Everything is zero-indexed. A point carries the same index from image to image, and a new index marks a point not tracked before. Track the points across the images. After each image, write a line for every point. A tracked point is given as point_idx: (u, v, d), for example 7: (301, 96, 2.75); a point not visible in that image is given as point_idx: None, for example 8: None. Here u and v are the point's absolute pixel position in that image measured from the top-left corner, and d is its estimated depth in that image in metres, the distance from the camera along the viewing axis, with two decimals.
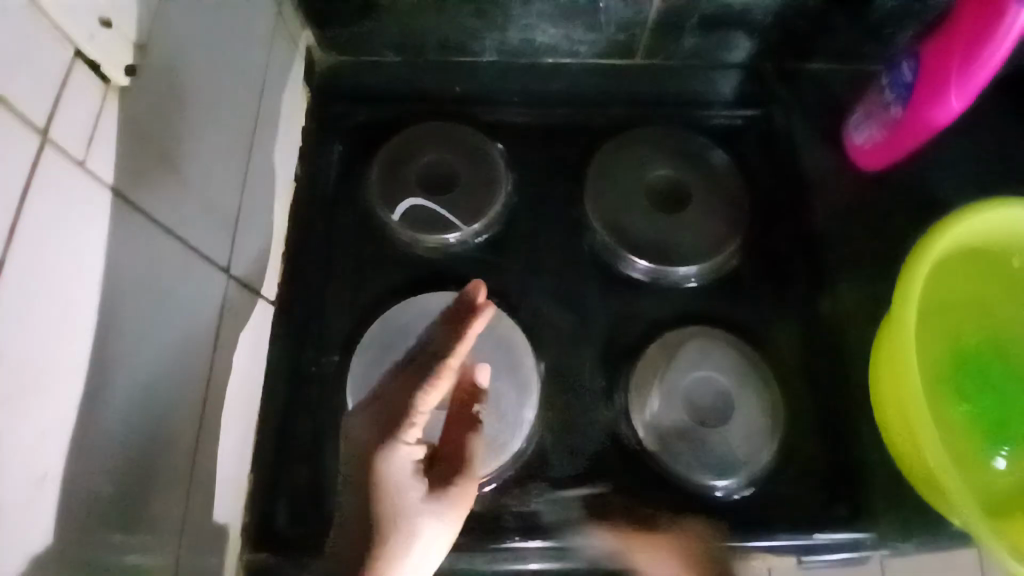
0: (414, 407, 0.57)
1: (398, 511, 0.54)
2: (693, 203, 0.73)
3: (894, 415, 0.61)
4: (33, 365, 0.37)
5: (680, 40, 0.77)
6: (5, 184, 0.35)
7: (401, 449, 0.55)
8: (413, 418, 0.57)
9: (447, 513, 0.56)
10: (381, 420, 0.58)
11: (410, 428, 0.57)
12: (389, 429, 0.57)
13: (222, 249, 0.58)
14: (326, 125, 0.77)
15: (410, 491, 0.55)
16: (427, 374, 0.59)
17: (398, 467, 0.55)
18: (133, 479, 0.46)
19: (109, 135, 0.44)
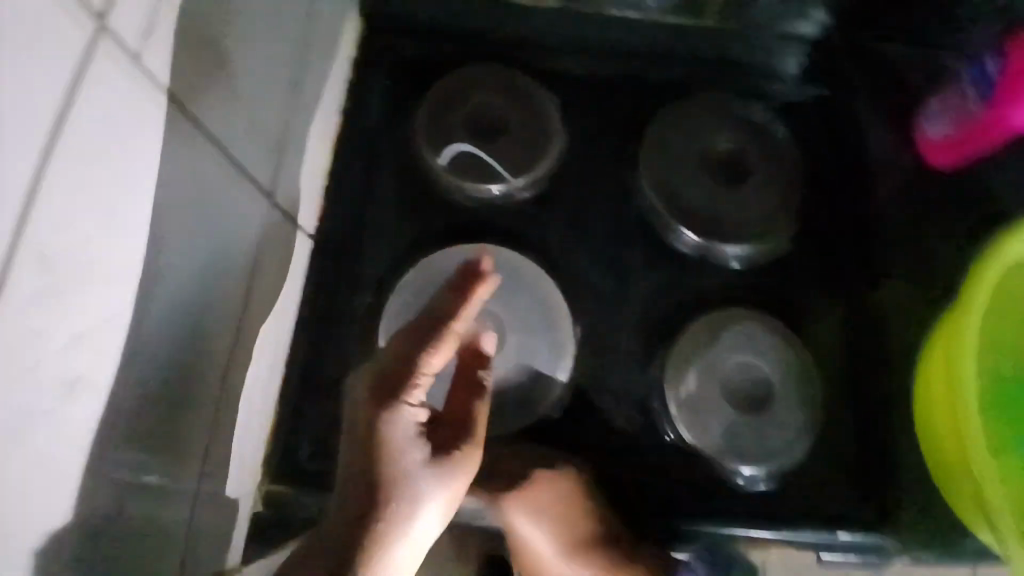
0: (415, 373, 0.47)
1: (401, 486, 0.46)
2: (751, 180, 0.70)
3: (942, 418, 0.59)
4: (71, 277, 0.33)
5: (755, 4, 0.72)
6: (48, 72, 0.31)
7: (407, 415, 0.47)
8: (417, 382, 0.47)
9: (450, 489, 0.49)
10: (378, 379, 0.47)
11: (414, 392, 0.47)
12: (387, 395, 0.46)
13: (265, 173, 0.55)
14: (375, 55, 0.73)
15: (414, 461, 0.47)
16: (432, 336, 0.48)
17: (404, 435, 0.46)
18: (167, 402, 0.44)
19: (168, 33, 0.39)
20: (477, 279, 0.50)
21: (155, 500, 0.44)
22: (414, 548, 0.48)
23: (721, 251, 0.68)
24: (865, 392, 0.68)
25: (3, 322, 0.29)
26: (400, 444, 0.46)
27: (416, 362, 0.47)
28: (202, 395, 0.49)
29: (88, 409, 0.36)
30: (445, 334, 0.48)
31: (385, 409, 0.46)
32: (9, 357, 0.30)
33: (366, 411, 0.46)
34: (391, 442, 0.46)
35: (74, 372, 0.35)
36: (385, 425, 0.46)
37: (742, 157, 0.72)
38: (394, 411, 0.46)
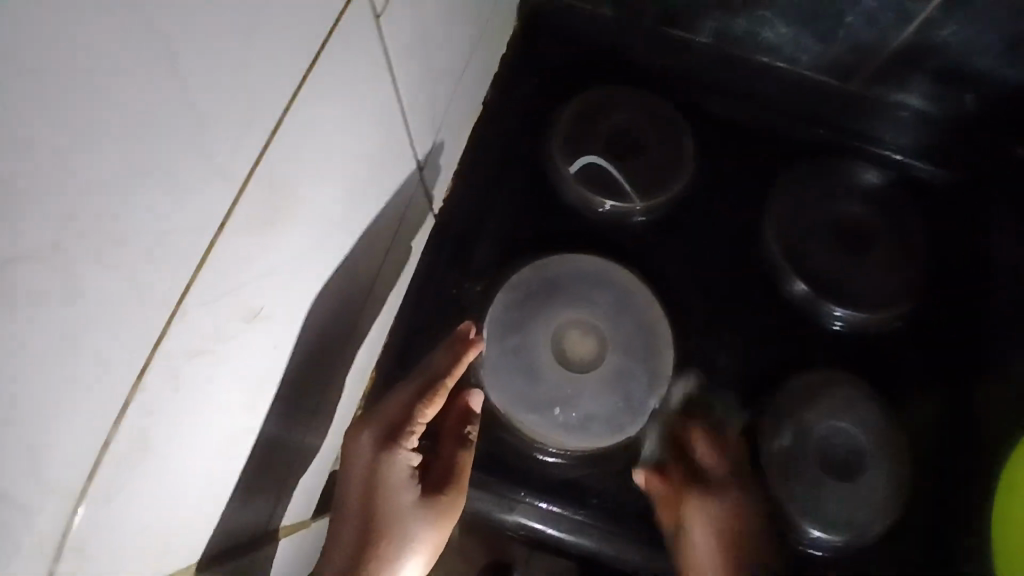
0: (410, 420, 0.51)
1: (386, 525, 0.50)
2: (875, 251, 0.71)
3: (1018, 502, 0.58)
4: (278, 203, 0.35)
5: (912, 80, 0.71)
6: (316, 20, 0.33)
7: (401, 457, 0.51)
8: (414, 428, 0.51)
9: (429, 531, 0.51)
10: (382, 425, 0.52)
11: (410, 437, 0.51)
12: (388, 439, 0.51)
13: (423, 148, 0.56)
14: (526, 60, 0.75)
15: (402, 503, 0.51)
16: (421, 394, 0.52)
17: (396, 478, 0.50)
18: (309, 346, 0.46)
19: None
20: (467, 344, 0.55)
21: (269, 441, 0.44)
22: None
23: (826, 309, 0.68)
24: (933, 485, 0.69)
25: (230, 229, 0.31)
26: (391, 486, 0.50)
27: (412, 407, 0.52)
28: (333, 348, 0.51)
29: (260, 335, 0.38)
30: (436, 389, 0.52)
31: (382, 454, 0.50)
32: (222, 269, 0.31)
33: (367, 455, 0.51)
34: (384, 485, 0.50)
35: (259, 296, 0.36)
36: (381, 467, 0.50)
37: (870, 227, 0.72)
38: (391, 453, 0.50)
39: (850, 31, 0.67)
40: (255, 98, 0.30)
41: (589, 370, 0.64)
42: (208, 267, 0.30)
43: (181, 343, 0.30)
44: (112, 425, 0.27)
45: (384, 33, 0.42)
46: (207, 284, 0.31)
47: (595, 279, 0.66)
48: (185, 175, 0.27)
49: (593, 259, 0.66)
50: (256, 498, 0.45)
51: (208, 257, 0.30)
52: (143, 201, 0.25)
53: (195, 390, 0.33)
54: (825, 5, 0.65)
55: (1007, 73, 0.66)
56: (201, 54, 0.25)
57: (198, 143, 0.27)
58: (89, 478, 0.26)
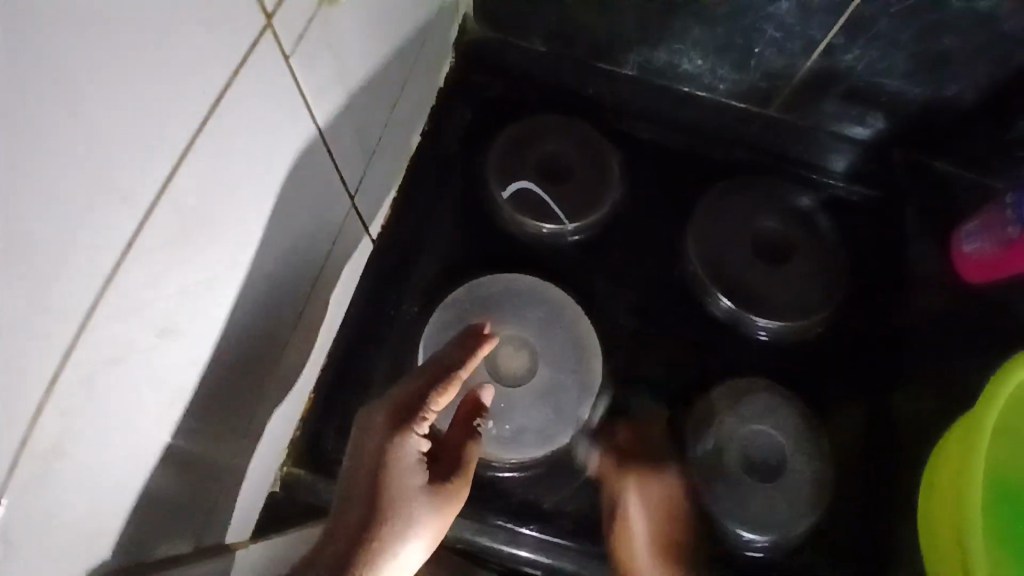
0: (424, 404, 0.52)
1: (392, 510, 0.49)
2: (794, 263, 0.74)
3: (941, 500, 0.61)
4: (189, 231, 0.38)
5: (822, 104, 0.76)
6: (223, 61, 0.36)
7: (414, 441, 0.51)
8: (427, 413, 0.52)
9: (432, 520, 0.51)
10: (394, 411, 0.52)
11: (422, 422, 0.52)
12: (400, 423, 0.51)
13: (354, 177, 0.60)
14: (463, 93, 0.80)
15: (411, 488, 0.50)
16: (436, 381, 0.53)
17: (407, 462, 0.50)
18: (232, 363, 0.48)
19: (316, 37, 0.45)
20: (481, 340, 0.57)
21: (182, 462, 0.45)
22: None
23: (750, 320, 0.72)
24: (861, 489, 0.71)
25: (136, 253, 0.34)
26: (400, 470, 0.50)
27: (426, 393, 0.53)
28: (260, 366, 0.53)
29: (177, 353, 0.40)
30: (451, 376, 0.53)
31: (394, 437, 0.51)
32: (131, 290, 0.34)
33: (379, 438, 0.51)
34: (395, 469, 0.50)
35: (176, 316, 0.39)
36: (394, 450, 0.50)
37: (788, 240, 0.76)
38: (402, 436, 0.50)
39: (761, 59, 0.73)
40: (161, 136, 0.33)
41: (518, 386, 0.67)
42: (113, 292, 0.33)
43: (92, 354, 0.33)
44: (22, 436, 0.29)
45: (299, 71, 0.45)
46: (114, 302, 0.33)
47: (527, 296, 0.69)
48: (86, 206, 0.30)
49: (523, 278, 0.70)
50: (172, 518, 0.46)
51: (114, 277, 0.33)
52: (45, 220, 0.28)
53: (106, 404, 0.35)
54: (737, 36, 0.71)
55: (909, 93, 0.72)
56: (103, 98, 0.29)
57: (100, 177, 0.30)
58: (12, 469, 0.29)
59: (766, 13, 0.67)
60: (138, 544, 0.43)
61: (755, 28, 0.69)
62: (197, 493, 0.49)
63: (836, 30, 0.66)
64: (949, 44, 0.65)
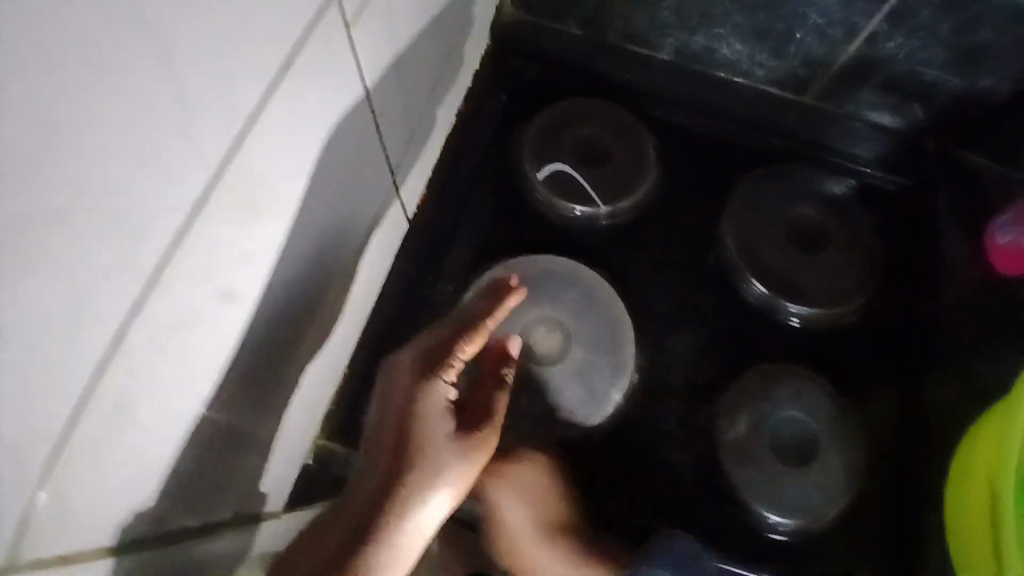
0: (453, 351, 0.51)
1: (421, 453, 0.49)
2: (829, 251, 0.74)
3: (972, 489, 0.61)
4: (253, 197, 0.39)
5: (859, 93, 0.76)
6: (287, 31, 0.36)
7: (441, 388, 0.50)
8: (454, 361, 0.51)
9: (461, 467, 0.51)
10: (423, 357, 0.52)
11: (450, 370, 0.51)
12: (430, 368, 0.51)
13: (397, 152, 0.60)
14: (500, 74, 0.80)
15: (440, 434, 0.50)
16: (465, 329, 0.52)
17: (435, 408, 0.50)
18: (279, 334, 0.49)
19: (375, 11, 0.45)
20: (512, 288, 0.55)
21: (230, 425, 0.46)
22: (426, 527, 0.49)
23: (783, 307, 0.72)
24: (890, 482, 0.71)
25: (208, 209, 0.35)
26: (427, 418, 0.49)
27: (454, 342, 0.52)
28: (304, 337, 0.54)
29: (235, 314, 0.41)
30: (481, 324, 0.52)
31: (422, 383, 0.50)
32: (199, 248, 0.35)
33: (407, 384, 0.50)
34: (421, 417, 0.49)
35: (237, 280, 0.40)
36: (421, 396, 0.50)
37: (822, 228, 0.75)
38: (430, 385, 0.50)
39: (801, 46, 0.72)
40: (234, 101, 0.34)
41: (553, 364, 0.67)
42: (183, 254, 0.34)
43: (161, 313, 0.34)
44: (88, 392, 0.30)
45: (357, 44, 0.45)
46: (186, 257, 0.34)
47: (562, 276, 0.70)
48: (168, 166, 0.31)
49: (557, 260, 0.71)
50: (214, 483, 0.47)
51: (185, 233, 0.34)
52: (135, 177, 0.29)
53: (171, 363, 0.36)
54: (776, 22, 0.70)
55: (950, 84, 0.72)
56: (189, 60, 0.29)
57: (181, 137, 0.31)
58: (69, 431, 0.30)
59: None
60: (189, 504, 0.44)
61: (795, 14, 0.69)
62: (241, 459, 0.50)
63: (879, 18, 0.66)
64: (993, 35, 0.64)
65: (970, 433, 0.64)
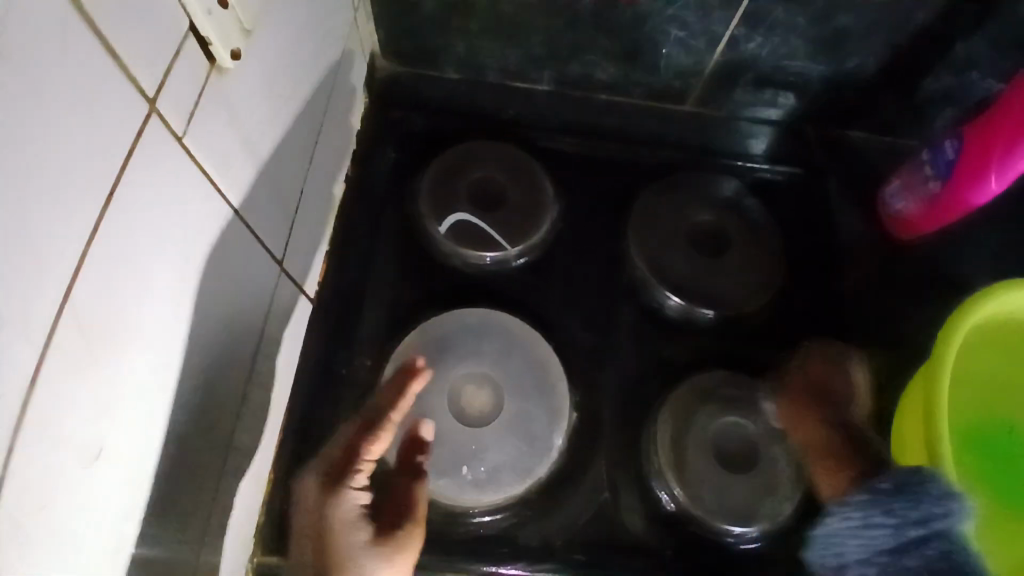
0: (359, 455, 0.53)
1: (342, 562, 0.50)
2: (735, 250, 0.75)
3: (911, 461, 0.62)
4: (102, 342, 0.35)
5: (731, 95, 0.79)
6: (105, 157, 0.33)
7: (351, 494, 0.52)
8: (360, 465, 0.53)
9: (390, 568, 0.52)
10: (328, 466, 0.54)
11: (357, 474, 0.53)
12: (336, 476, 0.53)
13: (280, 240, 0.57)
14: (382, 131, 0.78)
15: (359, 538, 0.52)
16: (367, 430, 0.54)
17: (348, 514, 0.52)
18: (177, 467, 0.45)
19: (206, 115, 0.42)
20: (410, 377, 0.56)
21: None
22: None
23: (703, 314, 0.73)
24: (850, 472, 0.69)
25: (40, 389, 0.30)
26: (342, 526, 0.51)
27: (356, 445, 0.54)
28: (208, 463, 0.49)
29: (110, 475, 0.37)
30: (383, 422, 0.54)
31: (330, 493, 0.52)
32: (45, 431, 0.31)
33: (316, 496, 0.52)
34: (336, 527, 0.51)
35: (100, 448, 0.36)
36: (332, 507, 0.52)
37: (723, 229, 0.77)
38: (338, 494, 0.52)
39: (669, 59, 0.74)
40: (53, 248, 0.30)
41: (488, 422, 0.66)
42: (27, 431, 0.30)
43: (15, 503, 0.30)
44: None
45: (194, 150, 0.41)
46: (32, 437, 0.30)
47: (479, 327, 0.69)
48: None
49: (473, 311, 0.69)
50: None
51: (27, 405, 0.30)
52: None
53: (37, 548, 0.32)
54: (643, 40, 0.72)
55: (813, 72, 0.75)
56: None
57: None
58: None
59: (668, 15, 0.68)
60: None
61: (659, 30, 0.70)
62: None
63: (735, 23, 0.68)
64: (845, 21, 0.68)
65: (900, 403, 0.65)
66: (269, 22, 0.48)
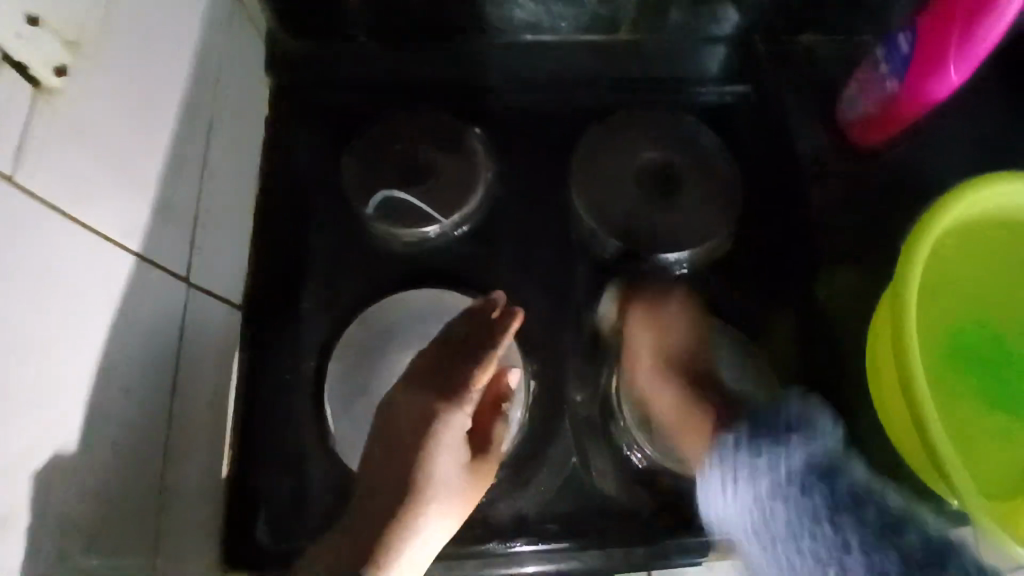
0: (472, 381, 0.56)
1: (437, 474, 0.52)
2: (685, 187, 0.71)
3: (882, 388, 0.59)
4: None
5: (667, 13, 0.72)
6: None
7: (461, 415, 0.55)
8: (473, 389, 0.55)
9: (467, 489, 0.55)
10: (440, 386, 0.55)
11: (469, 398, 0.55)
12: (450, 395, 0.55)
13: (181, 256, 0.55)
14: (294, 113, 0.73)
15: (455, 459, 0.54)
16: (480, 359, 0.56)
17: (455, 433, 0.54)
18: (95, 508, 0.44)
19: (39, 146, 0.39)
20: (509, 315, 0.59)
21: None
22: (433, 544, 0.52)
23: (661, 258, 0.69)
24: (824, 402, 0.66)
25: None
26: (447, 445, 0.53)
27: (472, 370, 0.56)
28: (139, 492, 0.50)
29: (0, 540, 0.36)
30: (495, 354, 0.57)
31: (443, 411, 0.54)
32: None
33: (428, 410, 0.54)
34: (441, 440, 0.53)
35: None
36: (443, 423, 0.53)
37: (670, 166, 0.72)
38: (451, 412, 0.54)
39: None
40: None
41: None
42: None
43: None
44: None
45: (33, 186, 0.39)
46: None
47: (424, 311, 0.66)
48: None
49: (415, 294, 0.66)
50: None
51: None
52: None
53: None
54: None
55: None
56: None
57: None
58: None
59: None
60: None
61: None
62: None
63: None
64: None
65: (872, 327, 0.61)
66: (108, 30, 0.44)
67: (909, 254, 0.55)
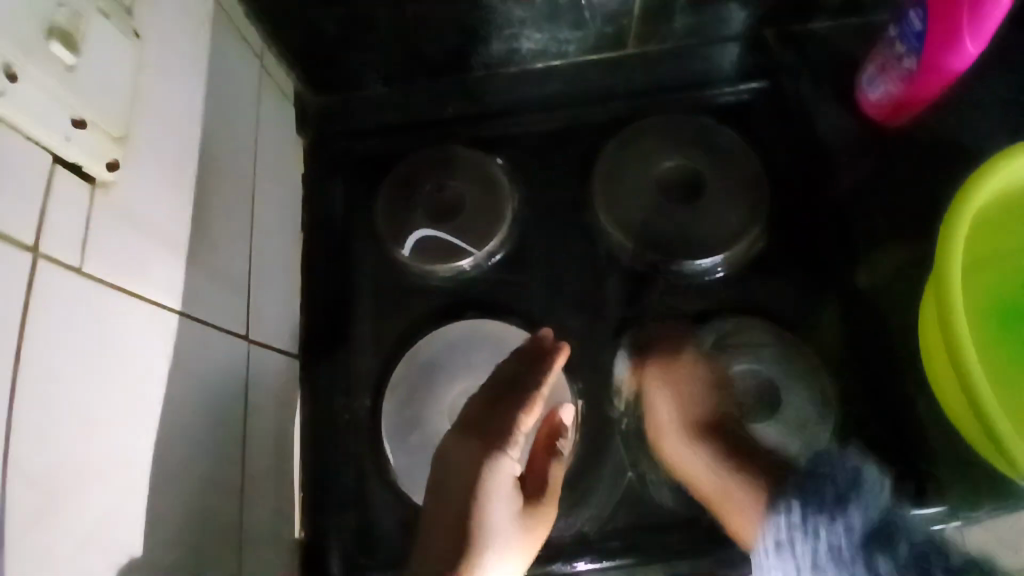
0: (516, 427, 0.55)
1: (489, 528, 0.50)
2: (709, 190, 0.71)
3: (930, 367, 0.58)
4: (60, 486, 0.37)
5: (671, 21, 0.73)
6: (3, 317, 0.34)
7: (507, 464, 0.53)
8: (518, 435, 0.55)
9: (525, 536, 0.53)
10: (482, 434, 0.55)
11: (515, 442, 0.55)
12: (493, 442, 0.54)
13: (238, 316, 0.59)
14: (324, 162, 0.77)
15: (510, 506, 0.53)
16: (523, 402, 0.56)
17: (504, 481, 0.53)
18: (179, 555, 0.48)
19: (100, 236, 0.43)
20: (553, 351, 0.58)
21: None
22: None
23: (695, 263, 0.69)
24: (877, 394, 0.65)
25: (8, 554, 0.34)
26: (493, 493, 0.52)
27: (515, 415, 0.55)
28: (219, 539, 0.53)
29: None
30: (538, 395, 0.56)
31: (488, 461, 0.53)
32: (26, 567, 0.35)
33: (473, 463, 0.53)
34: (489, 489, 0.52)
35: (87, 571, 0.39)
36: (490, 471, 0.52)
37: (691, 171, 0.73)
38: (498, 458, 0.53)
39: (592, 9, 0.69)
40: None
41: None
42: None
43: None
44: None
45: (102, 274, 0.43)
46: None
47: (470, 341, 0.69)
48: None
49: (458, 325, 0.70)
50: None
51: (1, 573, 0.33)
52: None
53: None
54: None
55: None
56: None
57: None
58: None
59: None
60: None
61: None
62: None
63: None
64: None
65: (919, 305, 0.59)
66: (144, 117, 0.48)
67: (948, 228, 0.53)
